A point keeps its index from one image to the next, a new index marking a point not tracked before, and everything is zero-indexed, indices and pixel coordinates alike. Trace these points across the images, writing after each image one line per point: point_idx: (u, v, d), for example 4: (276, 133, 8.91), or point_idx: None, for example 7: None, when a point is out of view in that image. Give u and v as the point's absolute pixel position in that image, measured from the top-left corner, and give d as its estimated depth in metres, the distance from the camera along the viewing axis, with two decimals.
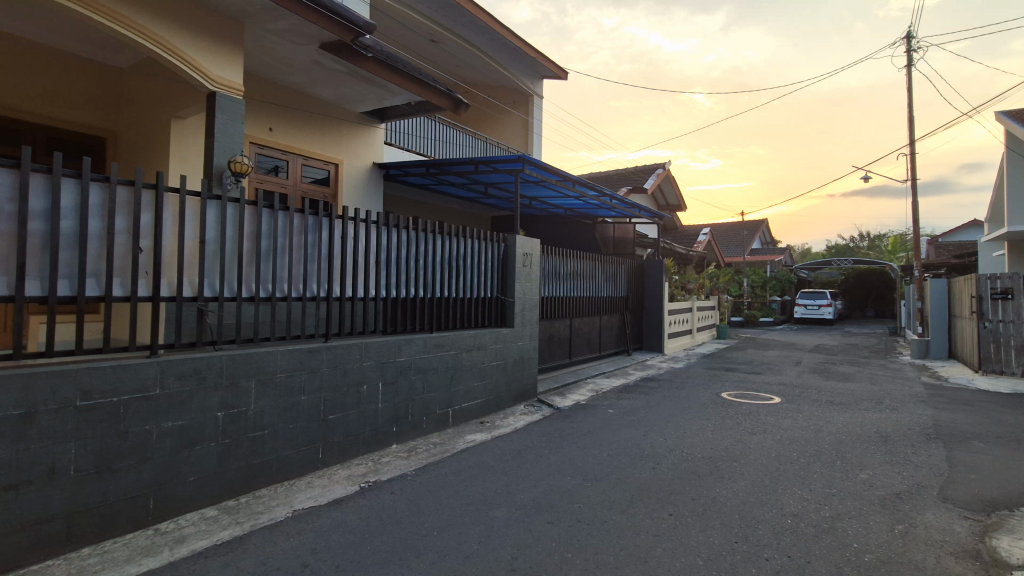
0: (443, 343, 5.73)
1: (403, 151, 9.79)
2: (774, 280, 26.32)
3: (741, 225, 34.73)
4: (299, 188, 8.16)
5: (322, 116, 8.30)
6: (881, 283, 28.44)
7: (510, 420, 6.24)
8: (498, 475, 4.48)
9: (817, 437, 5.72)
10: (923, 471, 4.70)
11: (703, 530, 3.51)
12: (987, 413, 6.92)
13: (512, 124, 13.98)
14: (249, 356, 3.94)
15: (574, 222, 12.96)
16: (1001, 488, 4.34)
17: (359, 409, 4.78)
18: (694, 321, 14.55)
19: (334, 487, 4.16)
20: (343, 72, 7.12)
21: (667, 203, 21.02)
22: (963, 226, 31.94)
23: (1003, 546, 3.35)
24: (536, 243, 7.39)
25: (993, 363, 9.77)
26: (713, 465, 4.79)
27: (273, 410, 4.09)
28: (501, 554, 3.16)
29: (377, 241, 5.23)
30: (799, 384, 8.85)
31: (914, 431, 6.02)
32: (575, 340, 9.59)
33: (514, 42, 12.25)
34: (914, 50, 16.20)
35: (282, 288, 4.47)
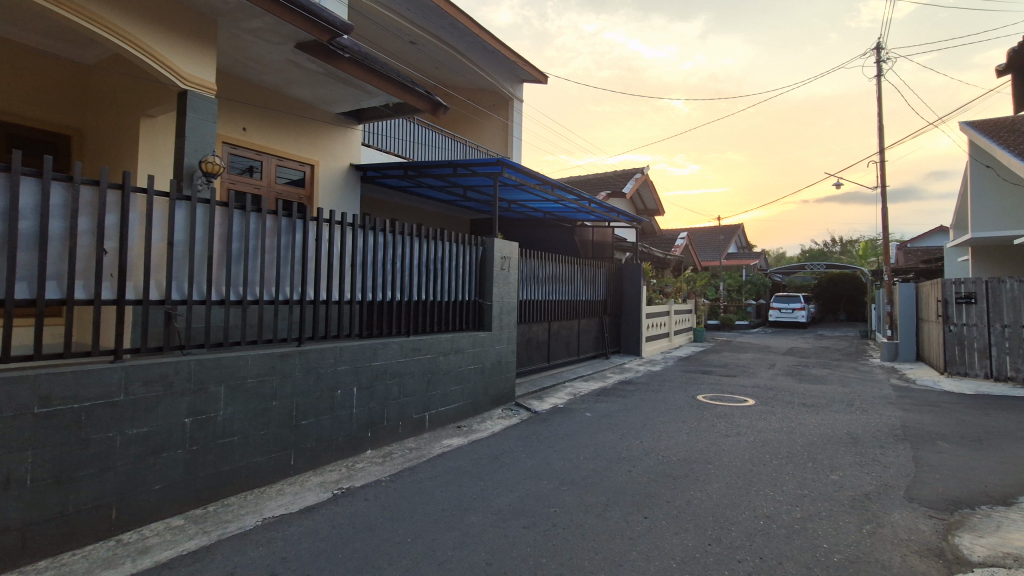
0: (421, 347, 5.68)
1: (381, 153, 9.73)
2: (750, 284, 26.84)
3: (718, 230, 35.30)
4: (273, 190, 8.02)
5: (298, 117, 8.19)
6: (852, 287, 29.20)
7: (488, 424, 6.22)
8: (474, 480, 4.45)
9: (789, 439, 5.82)
10: (891, 472, 4.82)
11: (677, 532, 3.54)
12: (952, 414, 7.13)
13: (492, 127, 14.04)
14: (219, 360, 3.84)
15: (553, 225, 13.02)
16: (964, 487, 4.47)
17: (333, 414, 4.70)
18: (672, 324, 14.73)
19: (306, 494, 4.08)
20: (320, 72, 7.02)
21: (646, 207, 21.24)
22: (930, 232, 33.04)
23: (965, 544, 3.45)
24: (514, 246, 7.39)
25: (959, 365, 10.07)
26: (687, 467, 4.85)
27: (243, 416, 4.00)
28: (475, 561, 3.12)
29: (353, 243, 5.18)
30: (773, 386, 9.01)
31: (883, 432, 6.16)
32: (553, 343, 9.62)
33: (494, 45, 12.27)
34: (884, 60, 16.70)
35: (254, 291, 4.38)
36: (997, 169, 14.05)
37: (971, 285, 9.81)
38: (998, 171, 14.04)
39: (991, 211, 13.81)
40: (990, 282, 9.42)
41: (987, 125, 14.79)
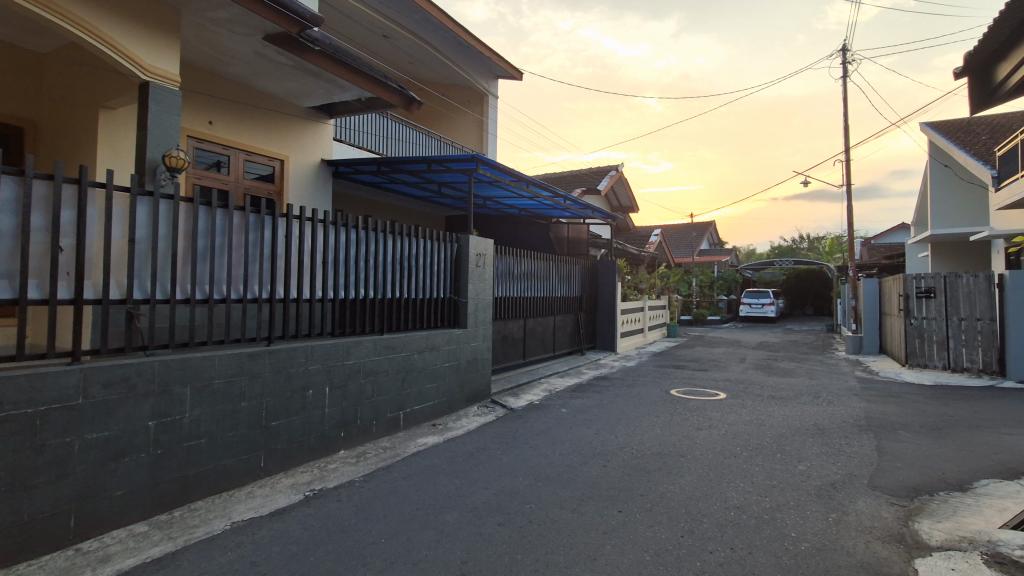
0: (394, 345, 5.61)
1: (353, 148, 9.59)
2: (722, 280, 27.40)
3: (691, 227, 35.91)
4: (241, 185, 7.81)
5: (266, 110, 7.99)
6: (819, 283, 30.09)
7: (463, 422, 6.19)
8: (449, 478, 4.42)
9: (759, 431, 5.96)
10: (855, 461, 4.98)
11: (651, 525, 3.58)
12: (913, 404, 7.41)
13: (466, 123, 13.97)
14: (185, 361, 3.72)
15: (528, 222, 13.03)
16: (923, 474, 4.65)
17: (304, 414, 4.61)
18: (646, 320, 14.91)
19: (277, 496, 4.00)
20: (289, 65, 6.86)
21: (620, 205, 21.44)
22: (892, 229, 34.22)
23: (924, 529, 3.58)
24: (489, 243, 7.37)
25: (919, 357, 10.47)
26: (660, 461, 4.91)
27: (210, 418, 3.89)
28: (450, 559, 3.11)
29: (324, 240, 5.09)
30: (744, 380, 9.23)
31: (848, 423, 6.37)
32: (529, 340, 9.64)
33: (469, 41, 12.18)
34: (849, 61, 17.21)
35: (221, 289, 4.26)
36: (954, 168, 14.63)
37: (930, 280, 10.18)
38: (955, 170, 14.62)
39: (949, 208, 14.38)
40: (947, 277, 9.81)
41: (945, 125, 15.38)
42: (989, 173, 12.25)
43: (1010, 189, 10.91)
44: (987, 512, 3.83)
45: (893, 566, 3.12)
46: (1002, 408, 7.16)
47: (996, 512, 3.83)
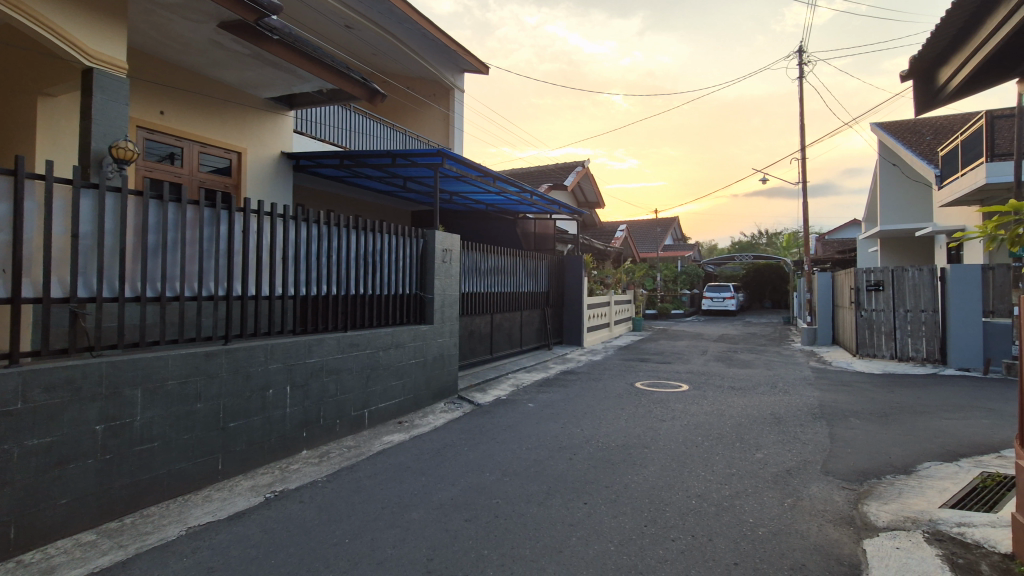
0: (358, 342, 5.51)
1: (315, 141, 9.37)
2: (685, 274, 28.04)
3: (655, 223, 36.60)
4: (196, 178, 7.52)
5: (222, 101, 7.71)
6: (776, 277, 31.20)
7: (430, 419, 6.14)
8: (415, 476, 4.38)
9: (719, 421, 6.14)
10: (809, 448, 5.19)
11: (615, 516, 3.65)
12: (862, 392, 7.78)
13: (432, 118, 13.82)
14: (135, 362, 3.56)
15: (495, 217, 13.00)
16: (872, 459, 4.88)
17: (263, 415, 4.48)
18: (611, 314, 15.12)
19: (236, 499, 3.88)
20: (246, 54, 6.62)
21: (587, 201, 21.61)
22: (844, 225, 35.75)
23: (872, 511, 3.76)
24: (456, 238, 7.32)
25: (869, 347, 10.95)
26: (625, 452, 5.00)
27: (163, 421, 3.74)
28: (416, 557, 3.08)
29: (284, 235, 4.95)
30: (705, 371, 9.50)
31: (802, 411, 6.63)
32: (496, 335, 9.64)
33: (434, 34, 12.01)
34: (805, 63, 17.81)
35: (173, 286, 4.09)
36: (902, 167, 15.35)
37: (879, 273, 10.64)
38: (903, 169, 15.33)
39: (896, 206, 15.11)
40: (895, 270, 10.25)
41: (893, 125, 16.11)
42: (932, 173, 12.93)
43: (951, 187, 11.53)
44: (929, 493, 4.06)
45: (844, 547, 3.26)
46: (943, 394, 7.59)
47: (937, 492, 4.06)
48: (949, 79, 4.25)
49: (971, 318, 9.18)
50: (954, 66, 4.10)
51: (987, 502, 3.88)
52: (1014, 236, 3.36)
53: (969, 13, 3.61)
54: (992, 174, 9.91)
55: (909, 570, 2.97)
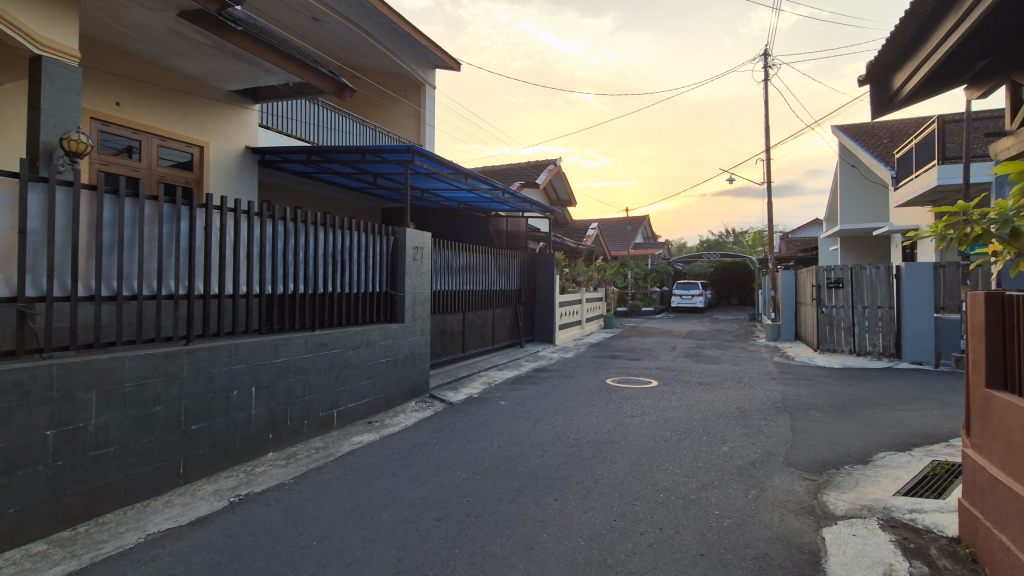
0: (327, 342, 5.42)
1: (281, 136, 9.16)
2: (655, 272, 28.46)
3: (626, 221, 37.06)
4: (155, 173, 7.25)
5: (183, 93, 7.46)
6: (743, 275, 32.03)
7: (401, 418, 6.08)
8: (385, 476, 4.33)
9: (687, 416, 6.27)
10: (772, 440, 5.34)
11: (586, 511, 3.68)
12: (823, 386, 8.06)
13: (403, 114, 13.67)
14: (89, 364, 3.42)
15: (467, 214, 12.96)
16: (831, 450, 5.06)
17: (227, 417, 4.36)
18: (583, 312, 15.25)
19: (198, 503, 3.77)
20: (208, 45, 6.42)
21: (559, 199, 21.72)
22: (807, 224, 36.92)
23: (831, 500, 3.91)
24: (427, 236, 7.27)
25: (829, 342, 11.32)
26: (595, 448, 5.05)
27: (120, 425, 3.59)
28: (386, 558, 3.05)
29: (249, 232, 4.83)
30: (674, 367, 9.68)
31: (767, 405, 6.83)
32: (468, 333, 9.60)
33: (405, 29, 11.85)
34: (770, 65, 18.29)
35: (131, 285, 3.95)
36: (860, 168, 15.94)
37: (839, 271, 10.99)
38: (861, 170, 15.92)
39: (855, 206, 15.68)
40: (854, 268, 10.66)
41: (853, 128, 16.70)
42: (888, 173, 13.50)
43: (906, 188, 12.02)
44: (884, 482, 4.23)
45: (804, 536, 3.37)
46: (898, 387, 7.93)
47: (892, 481, 4.24)
48: (907, 81, 4.33)
49: (924, 314, 9.61)
50: (907, 71, 4.27)
51: (937, 489, 4.08)
52: (962, 234, 3.52)
53: (922, 22, 3.74)
54: (943, 177, 10.37)
55: (866, 555, 3.09)
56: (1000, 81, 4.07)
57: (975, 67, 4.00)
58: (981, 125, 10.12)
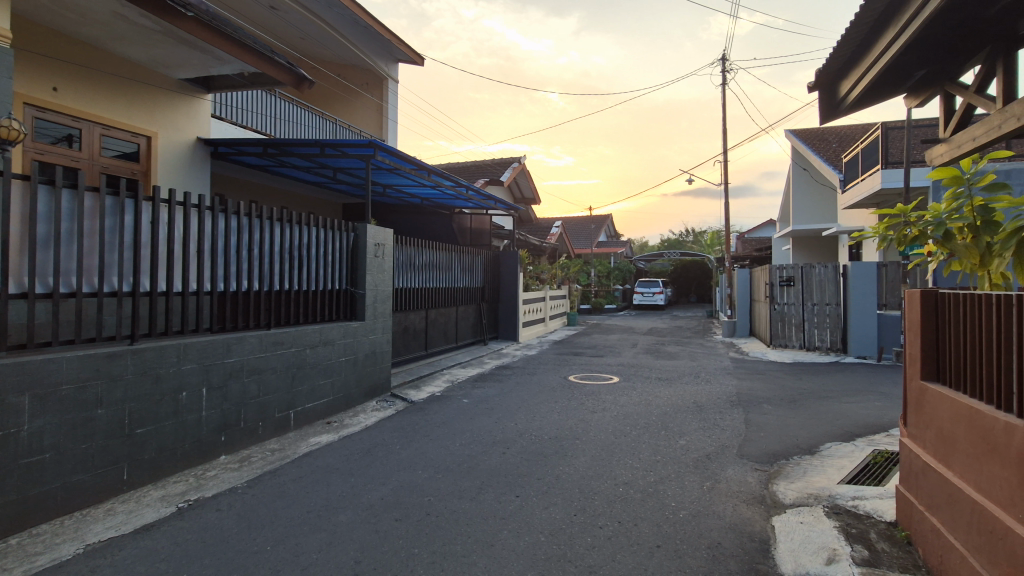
0: (282, 340, 5.26)
1: (236, 127, 8.84)
2: (617, 270, 28.92)
3: (590, 219, 37.54)
4: (97, 163, 6.86)
5: (128, 80, 7.09)
6: (701, 273, 32.92)
7: (361, 418, 5.98)
8: (343, 477, 4.25)
9: (646, 411, 6.41)
10: (726, 433, 5.52)
11: (546, 507, 3.71)
12: (774, 380, 8.38)
13: (365, 108, 13.41)
14: (20, 364, 3.22)
15: (430, 211, 12.85)
16: (781, 441, 5.27)
17: (176, 419, 4.18)
18: (547, 310, 15.35)
19: (143, 510, 3.60)
20: (155, 30, 6.11)
21: (523, 197, 21.82)
22: (762, 224, 38.26)
23: (781, 489, 4.07)
24: (389, 233, 7.15)
25: (781, 338, 11.76)
26: (557, 445, 5.10)
27: (56, 430, 3.40)
28: (343, 560, 3.00)
29: (199, 227, 4.64)
30: (635, 364, 9.87)
31: (722, 399, 7.05)
32: (430, 331, 9.51)
33: (367, 22, 11.58)
34: (728, 70, 18.87)
35: (68, 281, 3.74)
36: (811, 171, 16.62)
37: (791, 270, 11.44)
38: (812, 173, 16.59)
39: (805, 208, 16.35)
40: (804, 267, 11.12)
41: (805, 133, 17.41)
42: (837, 177, 14.13)
43: (852, 191, 12.62)
44: (829, 471, 4.44)
45: (755, 525, 3.50)
46: (844, 380, 8.32)
47: (836, 470, 4.45)
48: (853, 87, 4.51)
49: (868, 311, 10.11)
50: (852, 79, 4.46)
51: (877, 477, 4.31)
52: (902, 236, 3.74)
53: (865, 32, 3.92)
54: (886, 180, 10.91)
55: (811, 542, 3.23)
56: (936, 90, 4.32)
57: (913, 78, 4.23)
58: (920, 133, 10.71)
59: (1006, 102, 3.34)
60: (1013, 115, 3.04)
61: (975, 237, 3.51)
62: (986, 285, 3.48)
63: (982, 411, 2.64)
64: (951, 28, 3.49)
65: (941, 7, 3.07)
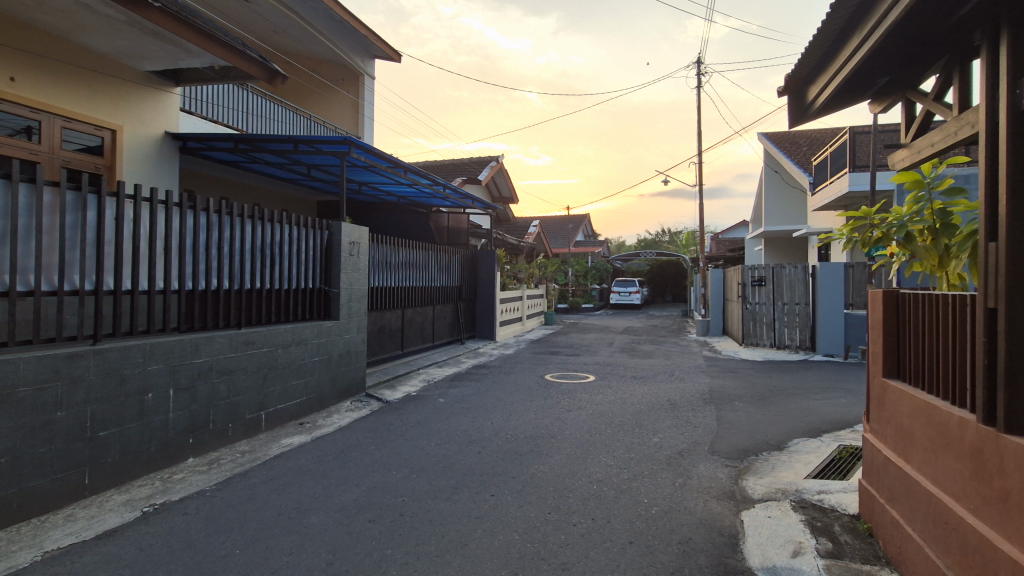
0: (253, 340, 5.16)
1: (206, 122, 8.62)
2: (595, 270, 29.14)
3: (567, 219, 37.74)
4: (58, 157, 6.61)
5: (91, 71, 6.85)
6: (677, 273, 33.41)
7: (334, 418, 5.90)
8: (315, 479, 4.19)
9: (621, 409, 6.47)
10: (698, 430, 5.62)
11: (521, 506, 3.73)
12: (745, 378, 8.56)
13: (340, 104, 13.23)
14: None
15: (407, 210, 12.75)
16: (751, 437, 5.39)
17: (142, 421, 4.06)
18: (524, 308, 15.38)
19: (106, 515, 3.49)
20: (120, 20, 5.91)
21: (501, 196, 21.84)
22: (736, 226, 39.00)
23: (750, 485, 4.16)
24: (364, 231, 7.06)
25: (752, 337, 12.01)
26: (532, 443, 5.12)
27: (13, 433, 3.27)
28: (314, 562, 2.96)
29: (166, 224, 4.52)
30: (610, 363, 9.96)
31: (695, 397, 7.17)
32: (407, 330, 9.45)
33: (342, 16, 11.41)
34: (703, 74, 19.18)
35: (27, 279, 3.61)
36: (783, 174, 17.00)
37: (762, 270, 11.71)
38: (784, 175, 16.97)
39: (777, 209, 16.74)
40: (775, 268, 11.40)
41: (777, 136, 17.81)
42: (807, 179, 14.50)
43: (822, 194, 12.96)
44: (796, 466, 4.55)
45: (725, 519, 3.57)
46: (812, 378, 8.55)
47: (803, 465, 4.58)
48: (820, 92, 4.62)
49: (835, 310, 10.42)
50: (819, 84, 4.57)
51: (842, 472, 4.45)
52: (866, 237, 3.92)
53: (832, 38, 4.02)
54: (853, 183, 11.25)
55: (778, 535, 3.31)
56: (897, 98, 4.47)
57: (877, 84, 4.35)
58: (885, 138, 11.05)
59: (962, 111, 3.46)
60: (968, 123, 3.15)
61: (934, 239, 3.63)
62: (945, 285, 3.61)
63: (938, 406, 2.75)
64: (912, 38, 3.61)
65: (900, 17, 3.17)
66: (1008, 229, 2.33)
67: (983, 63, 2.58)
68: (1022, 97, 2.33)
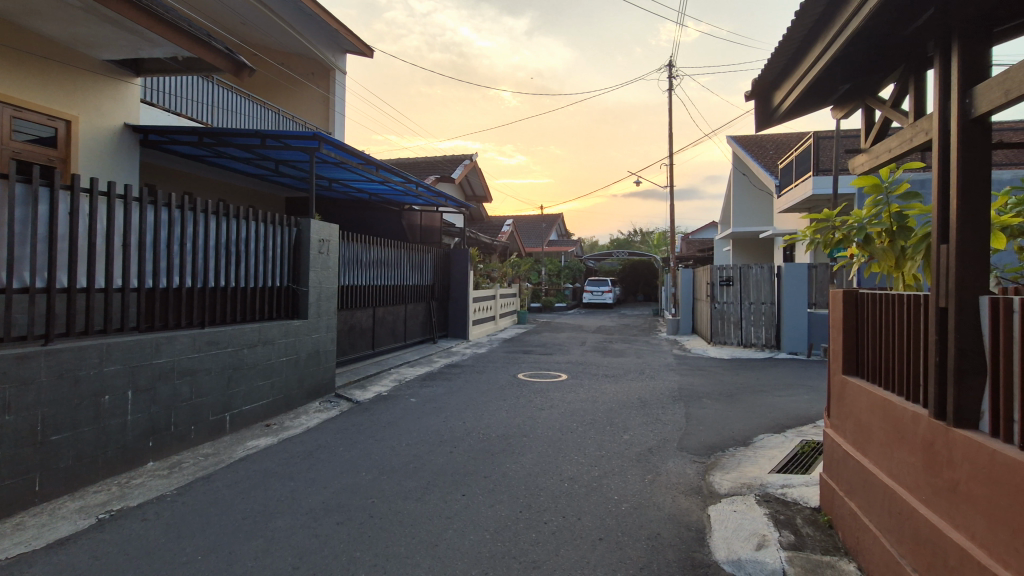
0: (217, 339, 5.01)
1: (169, 115, 8.33)
2: (568, 269, 29.27)
3: (541, 219, 37.84)
4: (8, 147, 6.29)
5: (44, 60, 6.55)
6: (648, 272, 33.84)
7: (302, 419, 5.79)
8: (283, 481, 4.10)
9: (593, 407, 6.52)
10: (668, 428, 5.71)
11: (492, 505, 3.72)
12: (713, 376, 8.73)
13: (310, 99, 12.99)
14: None
15: (379, 207, 12.59)
16: (718, 434, 5.51)
17: (98, 425, 3.90)
18: (496, 307, 15.35)
19: (59, 523, 3.34)
20: (76, 6, 5.66)
21: (474, 195, 21.76)
22: (705, 227, 39.78)
23: (716, 480, 4.26)
24: (334, 229, 6.94)
25: (720, 335, 12.26)
26: (504, 442, 5.11)
27: None
28: (279, 567, 2.90)
29: (125, 219, 4.35)
30: (582, 361, 10.02)
31: (665, 395, 7.27)
32: (378, 329, 9.33)
33: (313, 10, 11.21)
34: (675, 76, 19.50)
35: None
36: (750, 176, 17.41)
37: (730, 270, 11.99)
38: (751, 177, 17.39)
39: (744, 211, 17.13)
40: (742, 268, 11.67)
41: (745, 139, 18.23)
42: (773, 181, 14.88)
43: (787, 196, 13.32)
44: (761, 461, 4.67)
45: (692, 514, 3.65)
46: (777, 375, 8.78)
47: (768, 460, 4.70)
48: (784, 97, 4.74)
49: (799, 309, 10.74)
50: (785, 89, 4.69)
51: (804, 467, 4.58)
52: (828, 238, 4.06)
53: (797, 44, 4.12)
54: (817, 186, 11.60)
55: (743, 528, 3.39)
56: (858, 104, 4.63)
57: (839, 90, 4.49)
58: (847, 142, 11.43)
59: (917, 118, 3.59)
60: (922, 131, 3.27)
61: (891, 241, 3.77)
62: (901, 285, 3.76)
63: (894, 402, 2.86)
64: (871, 47, 3.74)
65: (860, 27, 3.28)
66: (957, 231, 2.44)
67: (937, 74, 2.66)
68: (970, 106, 2.44)
